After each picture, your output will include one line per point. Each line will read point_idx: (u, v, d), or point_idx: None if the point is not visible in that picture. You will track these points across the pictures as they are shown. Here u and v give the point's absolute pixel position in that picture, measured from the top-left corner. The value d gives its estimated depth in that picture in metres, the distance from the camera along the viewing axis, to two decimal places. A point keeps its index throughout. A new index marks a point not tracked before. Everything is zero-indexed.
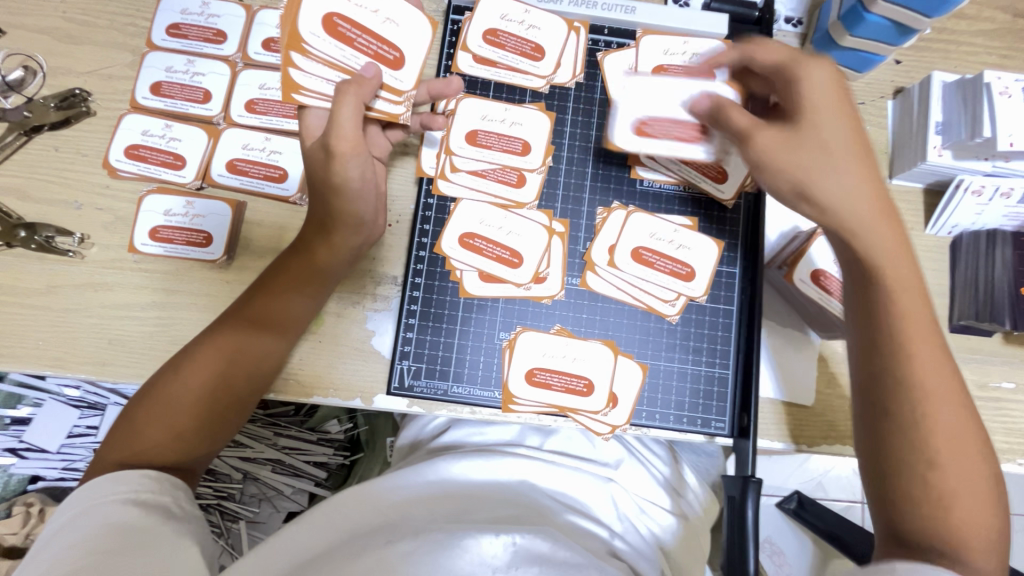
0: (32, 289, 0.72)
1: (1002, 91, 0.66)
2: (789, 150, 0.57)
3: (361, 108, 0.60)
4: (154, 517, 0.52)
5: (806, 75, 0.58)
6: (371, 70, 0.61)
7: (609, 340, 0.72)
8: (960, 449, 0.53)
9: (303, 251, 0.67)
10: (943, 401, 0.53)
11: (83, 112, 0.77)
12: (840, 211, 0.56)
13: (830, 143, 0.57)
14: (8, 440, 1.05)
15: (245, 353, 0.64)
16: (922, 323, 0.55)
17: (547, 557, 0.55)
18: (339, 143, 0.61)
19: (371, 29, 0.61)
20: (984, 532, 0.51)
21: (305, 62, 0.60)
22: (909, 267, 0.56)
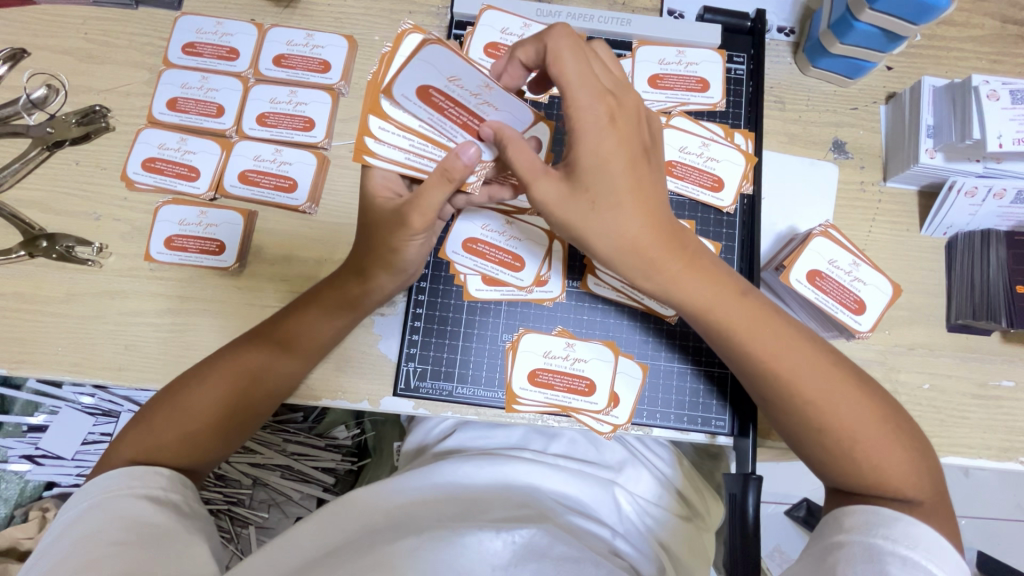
0: (52, 297, 0.75)
1: (990, 94, 0.68)
2: (568, 200, 0.56)
3: (449, 193, 0.60)
4: (165, 514, 0.54)
5: (578, 114, 0.55)
6: (466, 155, 0.58)
7: (610, 341, 0.74)
8: (839, 401, 0.57)
9: (338, 282, 0.69)
10: (802, 372, 0.57)
11: (102, 127, 0.80)
12: (639, 255, 0.58)
13: (601, 180, 0.56)
14: (25, 446, 1.07)
15: (269, 368, 0.66)
16: (748, 318, 0.59)
17: (542, 551, 0.56)
18: (413, 215, 0.61)
19: (464, 102, 0.57)
20: (899, 463, 0.55)
21: (384, 130, 0.63)
22: (708, 273, 0.60)
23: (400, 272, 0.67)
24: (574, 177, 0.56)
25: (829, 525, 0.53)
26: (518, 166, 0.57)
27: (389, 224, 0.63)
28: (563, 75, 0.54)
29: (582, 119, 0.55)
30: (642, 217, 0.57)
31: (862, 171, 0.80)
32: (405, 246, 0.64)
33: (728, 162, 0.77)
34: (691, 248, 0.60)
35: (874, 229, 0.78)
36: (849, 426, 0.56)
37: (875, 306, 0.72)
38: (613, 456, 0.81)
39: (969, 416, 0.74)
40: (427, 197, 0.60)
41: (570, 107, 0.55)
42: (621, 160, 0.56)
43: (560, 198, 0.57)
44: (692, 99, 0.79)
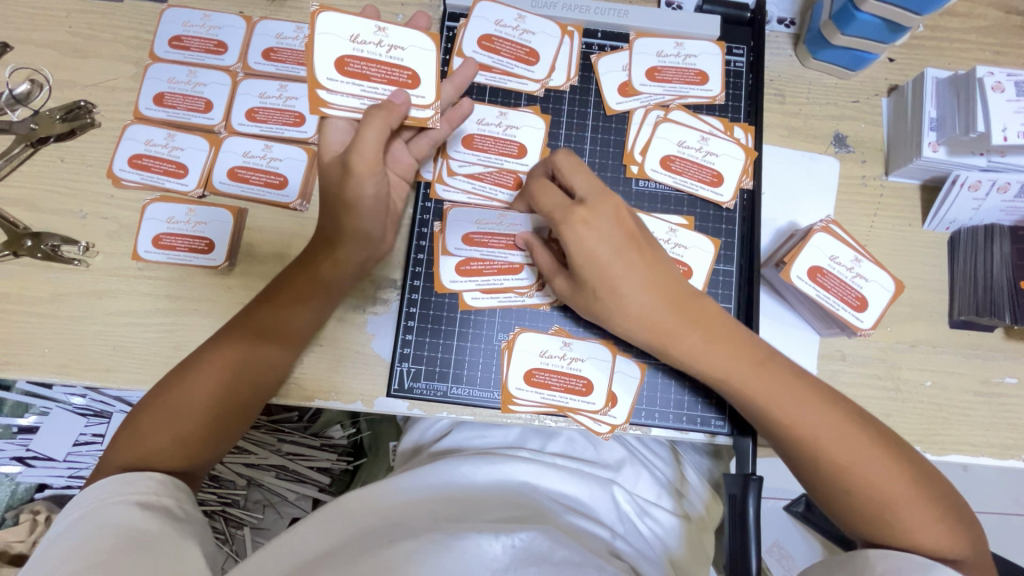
0: (38, 297, 0.73)
1: (995, 86, 0.66)
2: (580, 295, 0.64)
3: (387, 126, 0.61)
4: (158, 521, 0.53)
5: (569, 233, 0.59)
6: (400, 96, 0.62)
7: (607, 340, 0.72)
8: (878, 468, 0.58)
9: (310, 263, 0.68)
10: (843, 439, 0.59)
11: (87, 123, 0.78)
12: (671, 332, 0.62)
13: (615, 281, 0.60)
14: (16, 448, 1.06)
15: (250, 363, 0.64)
16: (789, 390, 0.61)
17: (543, 556, 0.55)
18: (355, 160, 0.62)
19: (379, 58, 0.64)
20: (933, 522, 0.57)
21: (332, 91, 0.64)
22: (738, 347, 0.62)
23: (360, 234, 0.67)
24: (585, 281, 0.61)
25: (857, 562, 0.55)
26: (542, 260, 0.67)
27: (341, 182, 0.65)
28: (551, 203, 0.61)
29: (574, 236, 0.59)
30: (653, 299, 0.61)
31: (864, 165, 0.78)
32: (358, 189, 0.64)
33: (728, 156, 0.76)
34: (716, 324, 0.62)
35: (876, 224, 0.77)
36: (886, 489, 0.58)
37: (877, 303, 0.71)
38: (612, 456, 0.80)
39: (972, 413, 0.72)
40: (365, 138, 0.61)
41: (558, 230, 0.60)
42: (615, 250, 0.60)
43: (574, 293, 0.65)
44: (690, 92, 0.78)
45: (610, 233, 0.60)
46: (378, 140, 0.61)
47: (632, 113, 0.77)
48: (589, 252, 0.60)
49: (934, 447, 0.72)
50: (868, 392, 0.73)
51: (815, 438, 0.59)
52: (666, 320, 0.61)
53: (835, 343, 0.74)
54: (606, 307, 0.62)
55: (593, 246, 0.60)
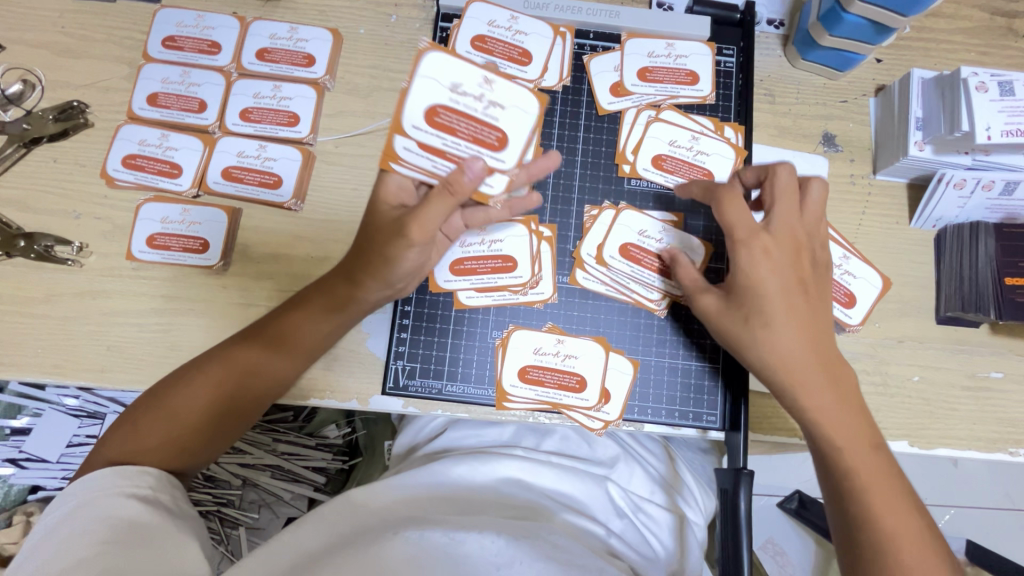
0: (32, 298, 0.73)
1: (979, 86, 0.67)
2: (720, 311, 0.62)
3: (450, 207, 0.59)
4: (156, 515, 0.53)
5: (738, 249, 0.61)
6: (473, 169, 0.57)
7: (600, 337, 0.73)
8: (918, 544, 0.53)
9: (326, 285, 0.67)
10: (891, 498, 0.55)
11: (81, 123, 0.78)
12: (792, 369, 0.59)
13: (767, 312, 0.59)
14: (9, 450, 1.05)
15: (257, 373, 0.64)
16: (869, 444, 0.58)
17: (542, 552, 0.56)
18: (411, 227, 0.60)
19: (473, 114, 0.58)
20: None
21: (408, 150, 0.60)
22: (855, 407, 0.59)
23: (387, 281, 0.65)
24: (743, 306, 0.60)
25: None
26: (684, 277, 0.66)
27: (386, 235, 0.62)
28: (727, 218, 0.62)
29: (746, 252, 0.60)
30: (801, 340, 0.59)
31: (852, 164, 0.80)
32: (399, 254, 0.62)
33: (718, 156, 0.77)
34: (848, 386, 0.60)
35: (864, 222, 0.78)
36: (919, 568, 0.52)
37: (866, 299, 0.75)
38: (606, 453, 0.81)
39: (959, 407, 0.74)
40: (429, 211, 0.59)
41: (733, 241, 0.61)
42: (783, 280, 0.60)
43: (715, 308, 0.63)
44: (681, 92, 0.79)
45: (776, 271, 0.60)
46: (441, 217, 0.59)
47: (624, 113, 0.78)
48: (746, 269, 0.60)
49: (922, 441, 0.73)
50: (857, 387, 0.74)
51: (869, 488, 0.56)
52: (795, 360, 0.59)
53: None
54: (743, 333, 0.60)
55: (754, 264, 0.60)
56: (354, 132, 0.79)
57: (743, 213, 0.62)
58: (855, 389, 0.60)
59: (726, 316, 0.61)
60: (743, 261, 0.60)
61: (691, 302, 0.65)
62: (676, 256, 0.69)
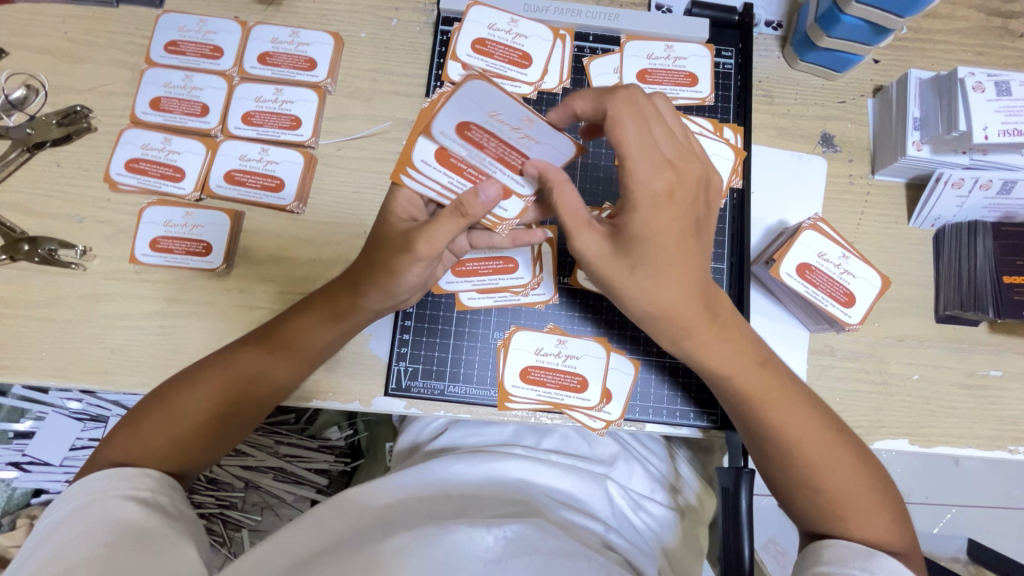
0: (36, 301, 0.73)
1: (976, 86, 0.68)
2: (608, 254, 0.56)
3: (460, 228, 0.59)
4: (155, 516, 0.53)
5: (635, 180, 0.53)
6: (486, 192, 0.56)
7: (601, 337, 0.74)
8: (831, 466, 0.58)
9: (333, 293, 0.67)
10: (802, 431, 0.58)
11: (83, 128, 0.79)
12: (674, 314, 0.57)
13: (653, 255, 0.54)
14: (12, 453, 1.06)
15: (261, 376, 0.65)
16: (759, 384, 0.59)
17: (536, 547, 0.56)
18: (420, 243, 0.59)
19: (505, 139, 0.58)
20: (885, 523, 0.56)
21: (427, 163, 0.61)
22: (733, 338, 0.59)
23: (391, 293, 0.65)
24: (628, 251, 0.55)
25: (809, 557, 0.55)
26: (564, 212, 0.56)
27: (395, 247, 0.62)
28: (621, 143, 0.53)
29: (637, 180, 0.53)
30: (682, 281, 0.56)
31: (851, 164, 0.80)
32: (405, 268, 0.62)
33: (718, 157, 0.76)
34: (726, 314, 0.59)
35: (863, 221, 0.79)
36: (839, 491, 0.57)
37: (865, 298, 0.72)
38: (606, 452, 0.81)
39: (958, 406, 0.74)
40: (437, 230, 0.58)
41: (626, 174, 0.54)
42: (673, 214, 0.54)
43: (601, 254, 0.56)
44: (681, 93, 0.79)
45: (645, 202, 0.54)
46: (449, 236, 0.59)
47: None
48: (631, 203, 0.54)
49: (922, 439, 0.73)
50: (857, 386, 0.74)
51: (779, 433, 0.58)
52: (678, 302, 0.56)
53: (825, 339, 0.76)
54: (630, 280, 0.56)
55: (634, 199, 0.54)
56: (355, 135, 0.79)
57: (623, 137, 0.53)
58: (731, 318, 0.60)
59: (612, 262, 0.56)
60: (637, 200, 0.54)
61: (574, 247, 0.57)
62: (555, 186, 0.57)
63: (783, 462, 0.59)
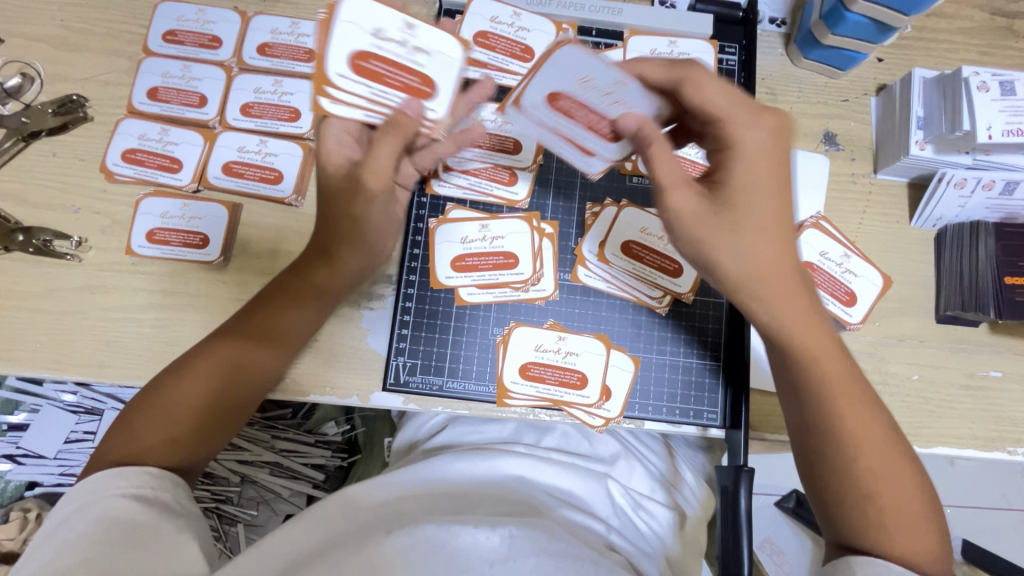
0: (30, 292, 0.73)
1: (980, 86, 0.68)
2: (701, 213, 0.54)
3: (399, 147, 0.60)
4: (156, 515, 0.53)
5: (744, 140, 0.55)
6: (412, 109, 0.60)
7: (601, 334, 0.73)
8: (893, 476, 0.54)
9: (301, 269, 0.67)
10: (870, 439, 0.55)
11: (80, 117, 0.78)
12: (766, 280, 0.54)
13: (750, 212, 0.54)
14: (6, 446, 1.05)
15: (247, 363, 0.64)
16: (842, 372, 0.56)
17: (539, 547, 0.56)
18: (368, 178, 0.60)
19: (595, 104, 0.58)
20: (931, 549, 0.53)
21: (342, 79, 0.59)
22: (824, 326, 0.56)
23: (364, 245, 0.66)
24: (723, 201, 0.54)
25: (840, 564, 0.52)
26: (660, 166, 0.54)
27: (346, 194, 0.62)
28: (710, 100, 0.55)
29: (748, 140, 0.54)
30: (778, 253, 0.54)
31: (853, 163, 0.80)
32: (366, 211, 0.62)
33: None
34: (810, 294, 0.57)
35: (864, 220, 0.78)
36: (893, 500, 0.54)
37: (867, 298, 0.75)
38: (606, 450, 0.81)
39: (957, 406, 0.74)
40: (378, 154, 0.59)
41: (733, 131, 0.55)
42: (773, 188, 0.54)
43: (695, 209, 0.54)
44: None
45: (767, 172, 0.54)
46: (391, 157, 0.60)
47: None
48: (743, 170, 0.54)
49: (922, 439, 0.73)
50: None
51: (851, 427, 0.55)
52: (765, 268, 0.54)
53: None
54: (710, 237, 0.54)
55: (754, 162, 0.54)
56: None
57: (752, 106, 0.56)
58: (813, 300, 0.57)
59: (705, 218, 0.54)
60: (744, 150, 0.54)
61: (662, 200, 0.55)
62: (649, 139, 0.55)
63: (844, 458, 0.55)
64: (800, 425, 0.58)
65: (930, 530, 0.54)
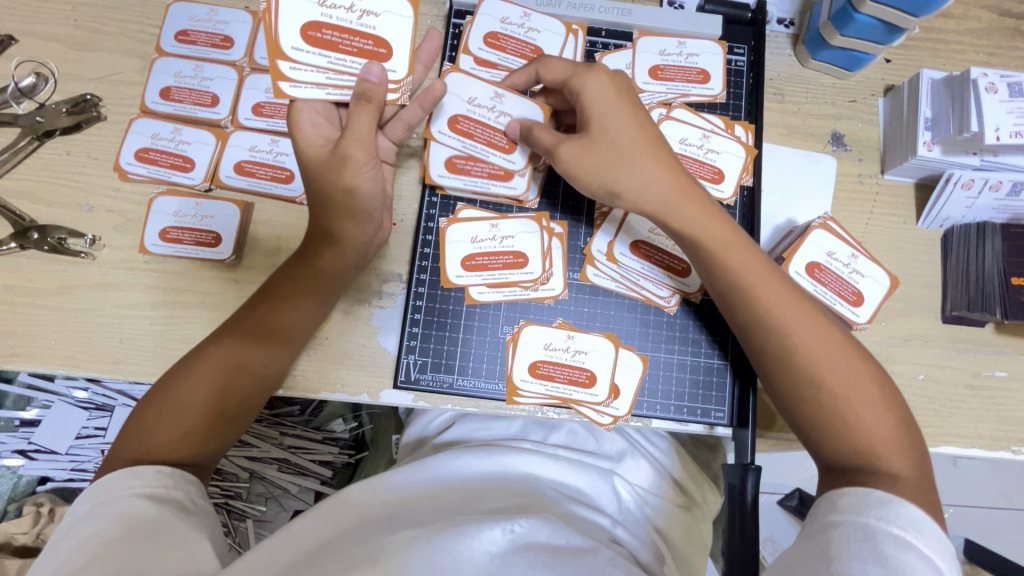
0: (44, 290, 0.73)
1: (989, 87, 0.68)
2: (589, 156, 0.63)
3: (375, 116, 0.60)
4: (169, 513, 0.54)
5: (582, 87, 0.64)
6: (374, 73, 0.58)
7: (610, 333, 0.74)
8: (833, 359, 0.59)
9: (307, 257, 0.69)
10: (802, 325, 0.60)
11: (93, 116, 0.78)
12: (659, 201, 0.63)
13: (621, 147, 0.63)
14: (18, 441, 1.06)
15: (254, 351, 0.65)
16: (757, 265, 0.62)
17: (543, 543, 0.56)
18: (351, 148, 0.61)
19: (486, 121, 0.73)
20: (887, 429, 0.57)
21: (296, 74, 0.60)
22: (725, 221, 0.64)
23: (363, 214, 0.67)
24: (600, 143, 0.63)
25: (821, 508, 0.54)
26: (545, 136, 0.67)
27: (331, 169, 0.62)
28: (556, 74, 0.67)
29: (587, 86, 0.64)
30: (663, 168, 0.63)
31: (860, 164, 0.80)
32: (355, 181, 0.63)
33: (728, 154, 0.77)
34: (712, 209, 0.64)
35: (872, 221, 0.79)
36: (841, 384, 0.58)
37: (873, 298, 0.73)
38: (613, 447, 0.81)
39: (963, 406, 0.75)
40: (356, 125, 0.60)
41: (574, 83, 0.65)
42: (626, 115, 0.63)
43: (583, 155, 0.64)
44: (692, 91, 0.79)
45: (624, 112, 0.63)
46: (370, 125, 0.61)
47: None
48: (601, 113, 0.63)
49: (927, 439, 0.73)
50: None
51: (778, 315, 0.60)
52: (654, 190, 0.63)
53: None
54: (597, 177, 0.64)
55: (608, 108, 0.63)
56: None
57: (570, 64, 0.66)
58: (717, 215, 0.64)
59: (592, 157, 0.63)
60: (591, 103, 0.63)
61: (555, 158, 0.65)
62: (531, 128, 0.68)
63: (784, 350, 0.60)
64: (743, 327, 0.63)
65: (881, 417, 0.57)
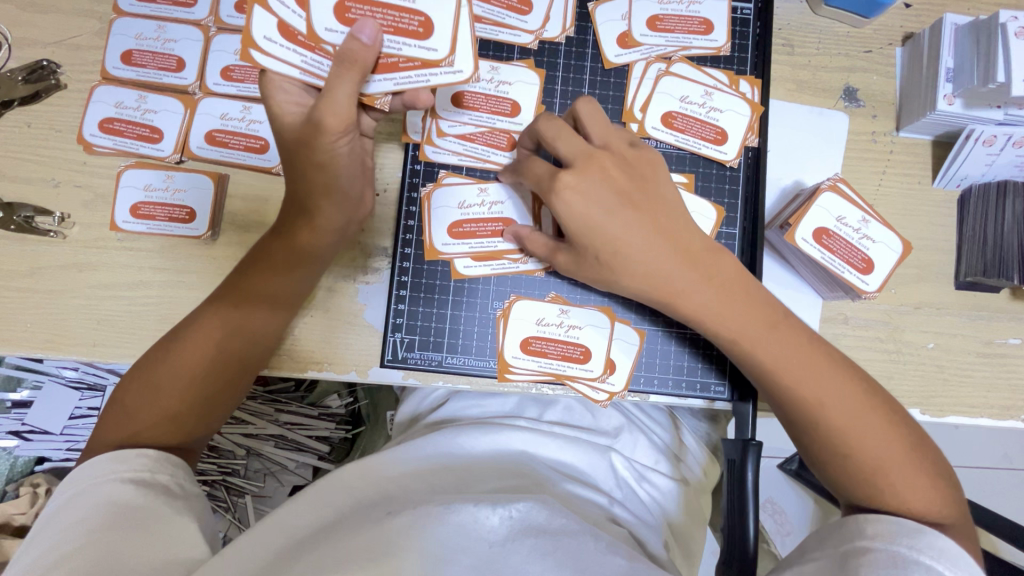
0: (14, 272, 0.70)
1: (1017, 32, 0.63)
2: (583, 263, 0.61)
3: (357, 84, 0.51)
4: (154, 497, 0.52)
5: (563, 200, 0.58)
6: (366, 36, 0.48)
7: (606, 307, 0.71)
8: (867, 427, 0.56)
9: (284, 232, 0.64)
10: (834, 395, 0.57)
11: (52, 84, 0.73)
12: (672, 281, 0.58)
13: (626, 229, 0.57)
14: (11, 422, 1.06)
15: (237, 332, 0.62)
16: (780, 329, 0.58)
17: (540, 528, 0.54)
18: (327, 119, 0.54)
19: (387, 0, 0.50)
20: (930, 487, 0.54)
21: (271, 40, 0.50)
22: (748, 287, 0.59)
23: (342, 194, 0.63)
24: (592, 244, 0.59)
25: (849, 528, 0.52)
26: (534, 248, 0.64)
27: (309, 140, 0.57)
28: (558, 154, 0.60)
29: (567, 202, 0.57)
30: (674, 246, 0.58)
31: (874, 121, 0.75)
32: (333, 153, 0.58)
33: (733, 112, 0.72)
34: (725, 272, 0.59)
35: (884, 181, 0.74)
36: (877, 450, 0.55)
37: (884, 265, 0.69)
38: (609, 423, 0.80)
39: (973, 375, 0.72)
40: (337, 95, 0.52)
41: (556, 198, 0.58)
42: (615, 210, 0.57)
43: (578, 262, 0.61)
44: (694, 42, 0.73)
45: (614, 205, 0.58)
46: (351, 97, 0.52)
47: (631, 66, 0.73)
48: (589, 208, 0.57)
49: (933, 409, 0.71)
50: (870, 353, 0.71)
51: (810, 388, 0.57)
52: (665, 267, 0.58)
53: (839, 307, 0.73)
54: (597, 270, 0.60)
55: (594, 202, 0.57)
56: None
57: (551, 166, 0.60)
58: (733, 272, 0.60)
59: (589, 269, 0.60)
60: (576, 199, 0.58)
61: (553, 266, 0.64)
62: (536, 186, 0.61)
63: (815, 425, 0.57)
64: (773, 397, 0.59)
65: (924, 475, 0.55)
